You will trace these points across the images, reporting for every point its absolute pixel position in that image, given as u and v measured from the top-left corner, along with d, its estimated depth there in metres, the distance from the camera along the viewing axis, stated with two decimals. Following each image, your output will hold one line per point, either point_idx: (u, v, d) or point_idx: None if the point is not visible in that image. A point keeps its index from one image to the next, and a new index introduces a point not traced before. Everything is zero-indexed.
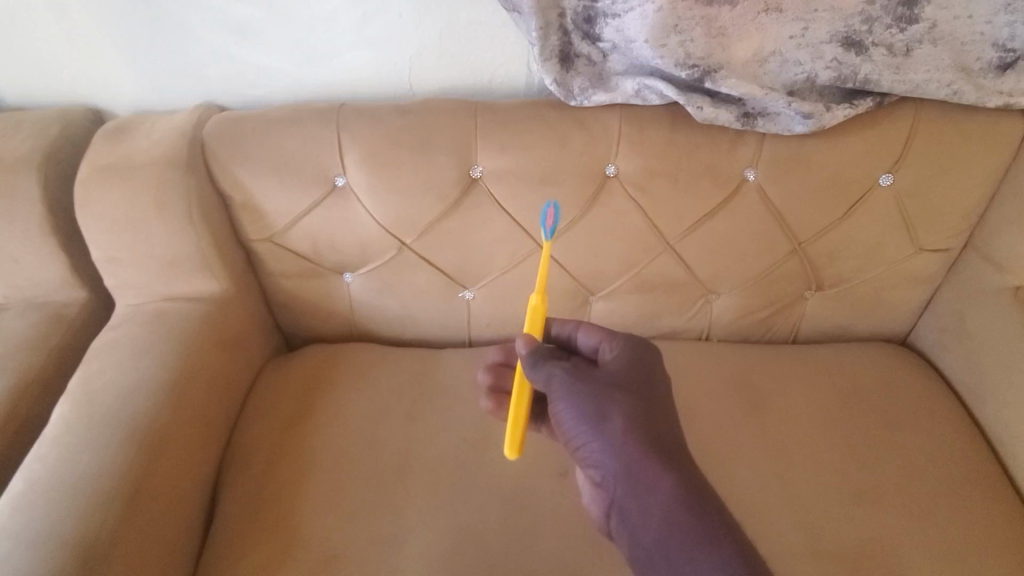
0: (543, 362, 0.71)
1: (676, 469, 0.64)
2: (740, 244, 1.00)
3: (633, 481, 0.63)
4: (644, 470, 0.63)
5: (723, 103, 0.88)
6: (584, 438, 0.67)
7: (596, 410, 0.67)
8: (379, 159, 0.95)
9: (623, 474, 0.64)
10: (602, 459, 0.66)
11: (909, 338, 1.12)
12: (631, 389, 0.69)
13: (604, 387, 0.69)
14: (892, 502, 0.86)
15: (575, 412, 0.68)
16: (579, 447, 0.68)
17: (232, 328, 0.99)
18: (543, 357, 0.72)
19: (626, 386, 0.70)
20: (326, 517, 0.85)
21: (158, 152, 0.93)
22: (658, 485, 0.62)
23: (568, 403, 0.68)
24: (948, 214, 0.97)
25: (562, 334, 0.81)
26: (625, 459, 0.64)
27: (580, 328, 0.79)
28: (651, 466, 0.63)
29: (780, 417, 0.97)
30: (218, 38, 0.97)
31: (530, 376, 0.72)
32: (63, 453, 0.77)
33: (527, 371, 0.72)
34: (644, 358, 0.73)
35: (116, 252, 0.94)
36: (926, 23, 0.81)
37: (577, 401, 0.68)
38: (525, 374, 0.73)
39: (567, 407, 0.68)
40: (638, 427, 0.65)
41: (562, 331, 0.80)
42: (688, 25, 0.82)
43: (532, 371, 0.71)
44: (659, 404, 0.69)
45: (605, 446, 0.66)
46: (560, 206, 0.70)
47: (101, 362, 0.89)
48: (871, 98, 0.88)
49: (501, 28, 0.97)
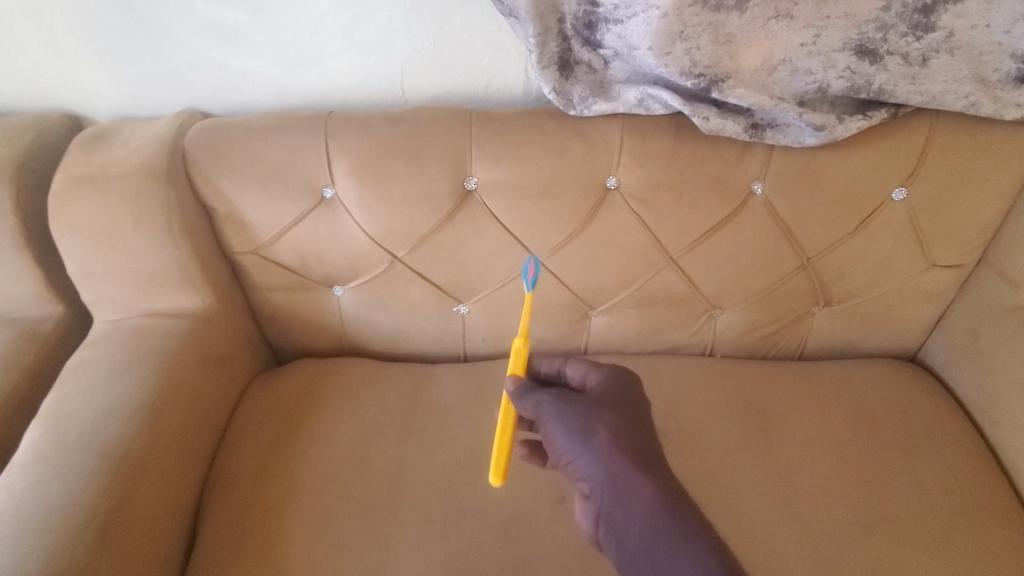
0: (531, 391, 0.69)
1: (657, 476, 0.63)
2: (746, 258, 0.96)
3: (615, 488, 0.61)
4: (626, 477, 0.61)
5: (731, 114, 0.84)
6: (571, 456, 0.65)
7: (581, 428, 0.65)
8: (368, 170, 0.90)
9: (607, 484, 0.62)
10: (586, 470, 0.64)
11: (918, 355, 1.08)
12: (617, 410, 0.68)
13: (591, 407, 0.67)
14: (905, 531, 0.82)
15: (560, 428, 0.66)
16: (565, 463, 0.66)
17: (215, 344, 0.95)
18: (530, 386, 0.70)
19: (609, 404, 0.68)
20: (311, 546, 0.81)
21: (136, 162, 0.88)
22: (639, 490, 0.61)
23: (554, 421, 0.66)
24: (962, 229, 0.94)
25: (549, 370, 0.77)
26: (608, 468, 0.62)
27: (567, 363, 0.76)
28: (633, 473, 0.62)
29: (786, 438, 0.93)
30: (200, 42, 0.93)
31: (518, 407, 0.69)
32: (31, 482, 0.73)
33: (515, 402, 0.69)
34: (627, 381, 0.72)
35: (92, 266, 0.89)
36: (942, 31, 0.77)
37: (562, 418, 0.66)
38: (513, 405, 0.70)
39: (552, 426, 0.66)
40: (620, 438, 0.64)
41: (549, 368, 0.76)
42: (694, 32, 0.78)
43: (520, 402, 0.69)
44: (642, 420, 0.68)
45: (589, 460, 0.64)
46: (539, 262, 0.73)
47: (75, 383, 0.84)
48: (884, 110, 0.84)
49: (497, 32, 0.92)
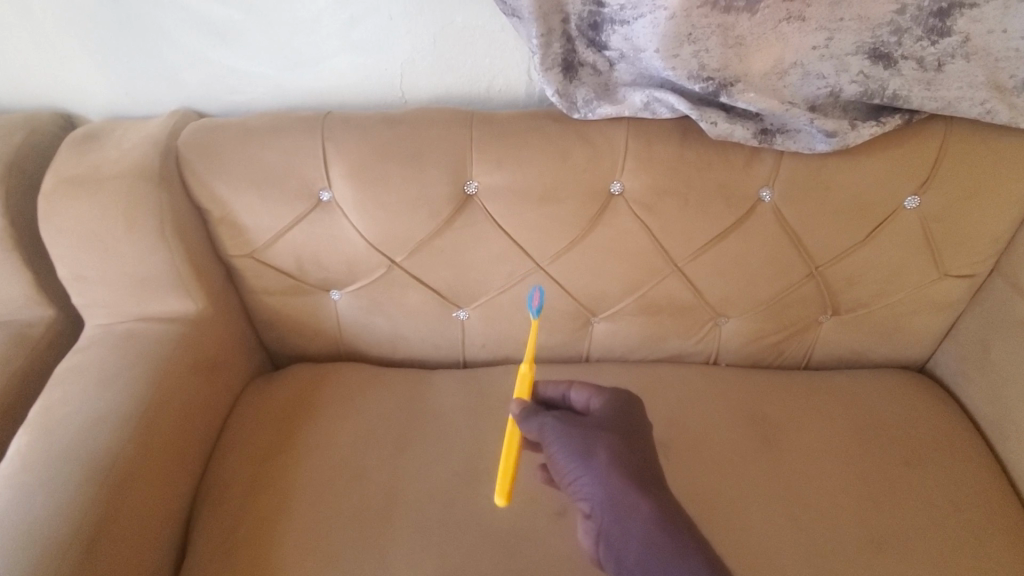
0: (534, 413, 0.68)
1: (656, 496, 0.62)
2: (753, 266, 0.94)
3: (614, 509, 0.61)
4: (624, 498, 0.61)
5: (739, 119, 0.81)
6: (573, 477, 0.64)
7: (584, 449, 0.64)
8: (366, 173, 0.88)
9: (606, 504, 0.61)
10: (586, 491, 0.63)
11: (927, 365, 1.06)
12: (621, 432, 0.66)
13: (594, 429, 0.66)
14: (914, 550, 0.80)
15: (560, 449, 0.65)
16: (567, 484, 0.65)
17: (209, 350, 0.93)
18: (533, 408, 0.69)
19: (611, 425, 0.67)
20: (304, 559, 0.79)
21: (128, 163, 0.86)
22: (637, 510, 0.60)
23: (556, 443, 0.65)
24: (975, 238, 0.91)
25: (552, 394, 0.74)
26: (607, 489, 0.62)
27: (571, 388, 0.73)
28: (631, 494, 0.61)
29: (792, 451, 0.90)
30: (194, 40, 0.90)
31: (521, 428, 0.68)
32: (17, 492, 0.71)
33: (520, 424, 0.68)
34: (631, 403, 0.71)
35: (83, 270, 0.87)
36: (959, 36, 0.75)
37: (563, 440, 0.65)
38: (517, 427, 0.69)
39: (554, 447, 0.65)
40: (620, 458, 0.63)
41: (552, 392, 0.74)
42: (703, 34, 0.75)
43: (523, 424, 0.68)
44: (644, 440, 0.67)
45: (590, 481, 0.63)
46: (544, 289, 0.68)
47: (64, 390, 0.82)
48: (898, 116, 0.81)
49: (500, 32, 0.90)
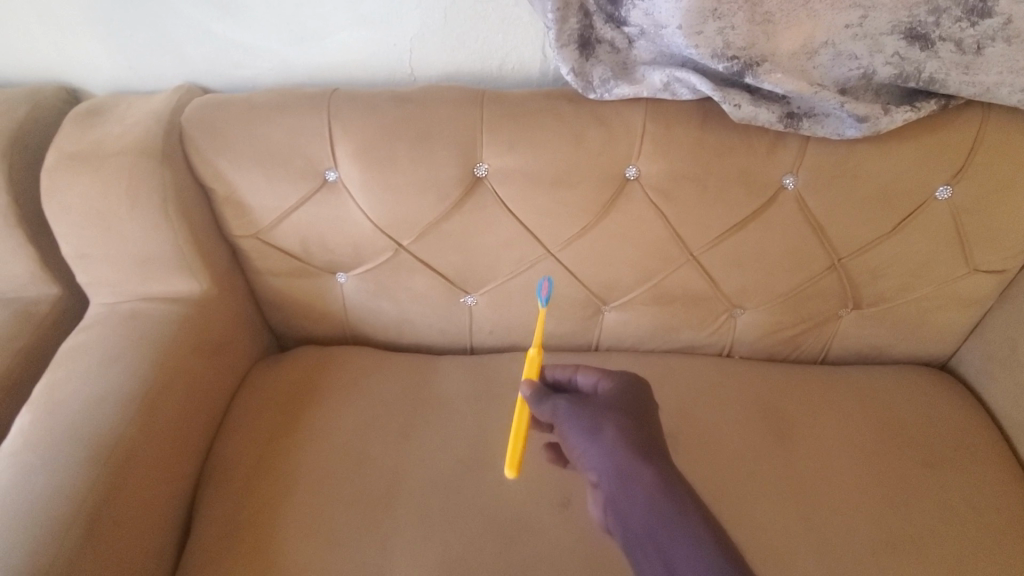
0: (546, 397, 0.70)
1: (662, 467, 0.63)
2: (772, 257, 0.90)
3: (622, 480, 0.61)
4: (631, 467, 0.61)
5: (764, 101, 0.77)
6: (584, 454, 0.65)
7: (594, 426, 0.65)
8: (373, 153, 0.86)
9: (615, 476, 0.62)
10: (593, 462, 0.63)
11: (950, 362, 1.02)
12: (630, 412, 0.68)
13: (603, 409, 0.67)
14: (932, 554, 0.77)
15: (572, 427, 0.66)
16: (579, 462, 0.65)
17: (213, 331, 0.92)
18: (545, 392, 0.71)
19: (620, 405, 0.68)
20: (305, 544, 0.78)
21: (130, 140, 0.84)
22: (643, 480, 0.61)
23: (568, 421, 0.66)
24: (1009, 232, 0.87)
25: (560, 380, 0.75)
26: (614, 459, 0.62)
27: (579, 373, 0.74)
28: (636, 462, 0.62)
29: (807, 448, 0.88)
30: (199, 12, 0.87)
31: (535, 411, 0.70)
32: (18, 473, 0.71)
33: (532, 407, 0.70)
34: (639, 387, 0.72)
35: (86, 248, 0.86)
36: (1000, 18, 0.69)
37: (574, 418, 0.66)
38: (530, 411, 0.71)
39: (565, 425, 0.67)
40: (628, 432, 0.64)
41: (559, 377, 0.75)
42: (729, 9, 0.71)
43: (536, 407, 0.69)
44: (650, 420, 0.68)
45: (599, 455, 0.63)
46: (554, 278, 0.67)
47: (67, 369, 0.81)
48: (933, 101, 0.77)
49: (514, 7, 0.86)
